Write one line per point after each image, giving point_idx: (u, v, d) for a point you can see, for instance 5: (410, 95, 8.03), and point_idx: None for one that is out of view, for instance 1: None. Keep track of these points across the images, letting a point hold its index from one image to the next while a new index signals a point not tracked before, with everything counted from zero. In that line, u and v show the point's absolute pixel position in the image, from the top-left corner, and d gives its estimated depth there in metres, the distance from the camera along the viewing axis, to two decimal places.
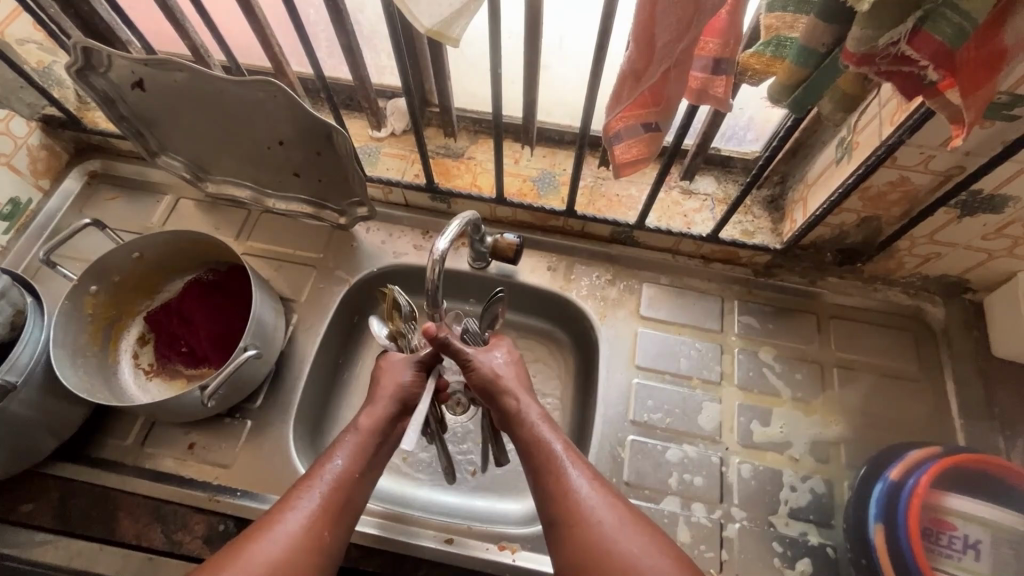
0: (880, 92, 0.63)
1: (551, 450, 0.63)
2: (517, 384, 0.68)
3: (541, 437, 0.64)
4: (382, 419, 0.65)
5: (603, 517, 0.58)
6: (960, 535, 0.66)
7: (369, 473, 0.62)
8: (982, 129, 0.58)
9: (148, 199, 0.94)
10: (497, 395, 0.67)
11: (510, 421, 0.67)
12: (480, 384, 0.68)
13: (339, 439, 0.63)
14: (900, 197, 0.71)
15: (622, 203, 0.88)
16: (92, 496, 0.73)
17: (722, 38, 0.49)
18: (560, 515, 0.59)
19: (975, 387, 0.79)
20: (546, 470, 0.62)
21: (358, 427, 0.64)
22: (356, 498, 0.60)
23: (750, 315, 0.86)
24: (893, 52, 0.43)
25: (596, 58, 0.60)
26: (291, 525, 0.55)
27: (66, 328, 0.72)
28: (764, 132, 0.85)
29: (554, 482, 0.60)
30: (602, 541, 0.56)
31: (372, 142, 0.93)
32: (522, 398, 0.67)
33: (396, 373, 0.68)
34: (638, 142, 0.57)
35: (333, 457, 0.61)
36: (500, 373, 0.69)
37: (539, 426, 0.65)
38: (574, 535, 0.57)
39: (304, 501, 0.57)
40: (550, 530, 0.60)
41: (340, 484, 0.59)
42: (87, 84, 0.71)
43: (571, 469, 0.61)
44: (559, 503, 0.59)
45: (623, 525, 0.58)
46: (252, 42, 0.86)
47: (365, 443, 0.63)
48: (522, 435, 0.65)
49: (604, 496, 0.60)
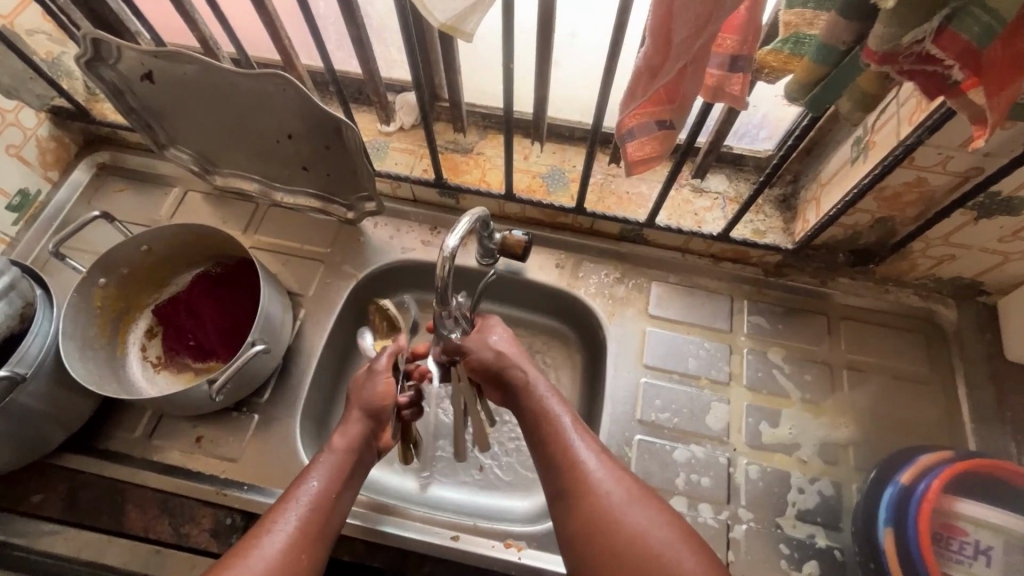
0: (899, 91, 0.62)
1: (554, 424, 0.63)
2: (517, 361, 0.68)
3: (549, 409, 0.65)
4: (356, 438, 0.65)
5: (610, 488, 0.58)
6: (971, 540, 0.65)
7: (345, 493, 0.62)
8: (1004, 131, 0.57)
9: (157, 192, 0.94)
10: (500, 372, 0.68)
11: (516, 394, 0.67)
12: (479, 366, 0.68)
13: (315, 461, 0.63)
14: (916, 198, 0.70)
15: (632, 201, 0.88)
16: (100, 488, 0.74)
17: (740, 35, 0.48)
18: (570, 483, 0.59)
19: (986, 391, 0.79)
20: (554, 440, 0.62)
21: (333, 447, 0.64)
22: (334, 521, 0.60)
23: (759, 315, 0.85)
24: (916, 51, 0.43)
25: (611, 54, 0.60)
26: (268, 549, 0.54)
27: (75, 320, 0.73)
28: (777, 130, 0.84)
29: (563, 452, 0.61)
30: (611, 509, 0.56)
31: (380, 137, 0.93)
32: (530, 373, 0.68)
33: (367, 390, 0.68)
34: (651, 139, 0.57)
35: (309, 478, 0.61)
36: (502, 351, 0.69)
37: (546, 399, 0.66)
38: (583, 505, 0.57)
39: (281, 524, 0.56)
40: (558, 500, 0.59)
41: (318, 505, 0.59)
42: (97, 76, 0.71)
43: (578, 442, 0.61)
44: (567, 471, 0.60)
45: (630, 495, 0.58)
46: (261, 35, 0.86)
47: (341, 462, 0.63)
48: (529, 408, 0.66)
49: (610, 468, 0.60)
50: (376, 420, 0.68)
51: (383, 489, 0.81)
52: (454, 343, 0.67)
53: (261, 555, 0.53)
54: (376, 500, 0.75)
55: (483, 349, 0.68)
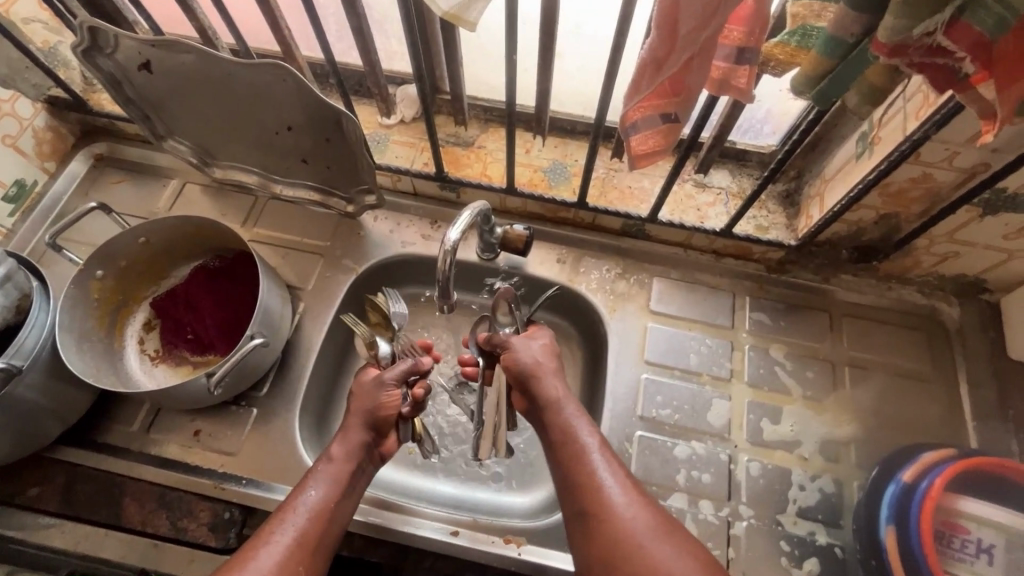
0: (907, 85, 0.61)
1: (582, 445, 0.62)
2: (554, 372, 0.69)
3: (574, 428, 0.64)
4: (355, 446, 0.65)
5: (633, 516, 0.57)
6: (973, 539, 0.65)
7: (344, 502, 0.61)
8: (1012, 126, 0.56)
9: (155, 183, 0.93)
10: (535, 381, 0.68)
11: (545, 408, 0.67)
12: (514, 371, 0.69)
13: (313, 470, 0.62)
14: (921, 194, 0.69)
15: (634, 196, 0.87)
16: (98, 481, 0.73)
17: (747, 26, 0.48)
18: (592, 507, 0.58)
19: (988, 389, 0.78)
20: (577, 462, 0.61)
21: (330, 456, 0.63)
22: (332, 530, 0.59)
23: (762, 312, 0.85)
24: (927, 44, 0.42)
25: (615, 46, 0.59)
26: (264, 559, 0.53)
27: (72, 313, 0.72)
28: (782, 125, 0.83)
29: (585, 475, 0.60)
30: (632, 537, 0.56)
31: (381, 129, 0.92)
32: (562, 387, 0.68)
33: (368, 397, 0.68)
34: (655, 133, 0.56)
35: (307, 489, 0.60)
36: (539, 361, 0.69)
37: (573, 418, 0.65)
38: (603, 529, 0.57)
39: (279, 535, 0.56)
40: (578, 522, 0.59)
41: (317, 515, 0.58)
42: (94, 65, 0.70)
43: (602, 466, 0.61)
44: (589, 495, 0.59)
45: (653, 525, 0.57)
46: (260, 25, 0.85)
47: (339, 472, 0.62)
48: (556, 425, 0.65)
49: (634, 495, 0.59)
50: (376, 428, 0.67)
51: (382, 484, 0.80)
52: (501, 339, 0.72)
53: (258, 565, 0.53)
54: (376, 495, 0.75)
55: (524, 354, 0.70)
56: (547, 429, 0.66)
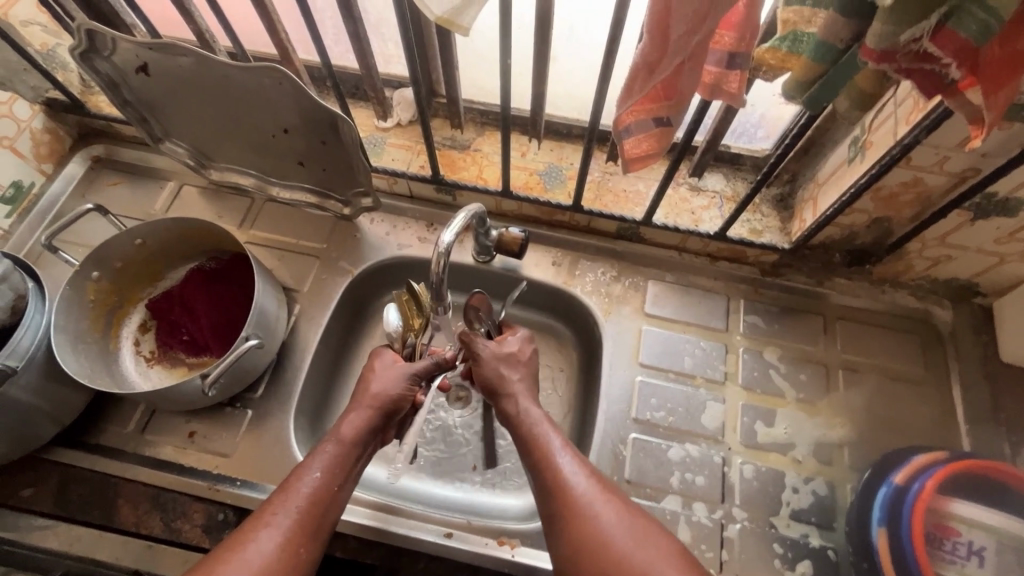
0: (897, 90, 0.62)
1: (550, 448, 0.62)
2: (517, 385, 0.69)
3: (542, 434, 0.64)
4: (362, 428, 0.64)
5: (602, 514, 0.57)
6: (964, 541, 0.65)
7: (346, 485, 0.61)
8: (1001, 131, 0.57)
9: (152, 185, 0.94)
10: (498, 394, 0.69)
11: (507, 420, 0.67)
12: (482, 384, 0.70)
13: (318, 450, 0.62)
14: (912, 198, 0.70)
15: (629, 199, 0.87)
16: (92, 482, 0.73)
17: (739, 32, 0.48)
18: (560, 509, 0.58)
19: (981, 392, 0.79)
20: (543, 467, 0.61)
21: (339, 436, 0.63)
22: (334, 512, 0.59)
23: (756, 315, 0.85)
24: (914, 50, 0.43)
25: (608, 51, 0.59)
26: (264, 544, 0.53)
27: (67, 314, 0.72)
28: (775, 130, 0.84)
29: (552, 478, 0.60)
30: (601, 536, 0.56)
31: (377, 132, 0.92)
32: (521, 398, 0.68)
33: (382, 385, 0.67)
34: (648, 136, 0.56)
35: (310, 470, 0.60)
36: (504, 372, 0.70)
37: (539, 423, 0.65)
38: (572, 529, 0.57)
39: (279, 518, 0.55)
40: (549, 524, 0.59)
41: (318, 498, 0.58)
42: (92, 68, 0.70)
43: (569, 467, 0.61)
44: (557, 497, 0.59)
45: (621, 521, 0.57)
46: (257, 28, 0.85)
47: (343, 455, 0.62)
48: (522, 432, 0.65)
49: (603, 494, 0.59)
50: (388, 413, 0.66)
51: (376, 486, 0.80)
52: (472, 345, 0.69)
53: (259, 550, 0.53)
54: (370, 496, 0.74)
55: (488, 368, 0.69)
56: (512, 435, 0.66)
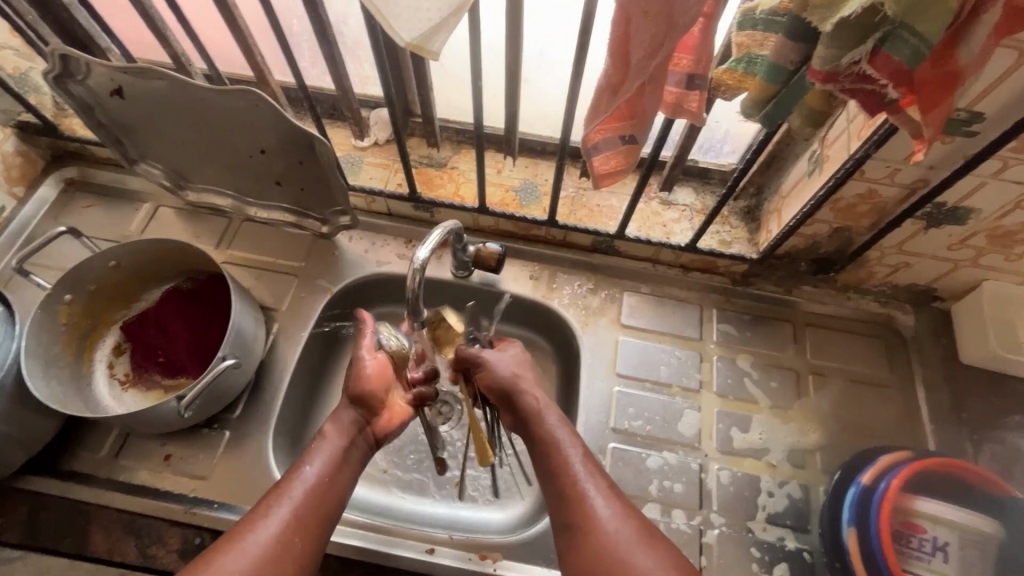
0: (848, 107, 0.65)
1: (567, 455, 0.62)
2: (531, 383, 0.69)
3: (560, 439, 0.64)
4: (343, 422, 0.65)
5: (616, 527, 0.57)
6: (929, 537, 0.67)
7: (342, 476, 0.61)
8: (944, 144, 0.61)
9: (127, 207, 0.93)
10: (513, 394, 0.67)
11: (526, 421, 0.66)
12: (493, 383, 0.68)
13: (311, 446, 0.62)
14: (869, 208, 0.73)
15: (602, 214, 0.90)
16: (63, 510, 0.72)
17: (695, 55, 0.51)
18: (573, 520, 0.58)
19: (943, 393, 0.82)
20: (561, 473, 0.61)
21: (323, 432, 0.64)
22: (333, 504, 0.59)
23: (728, 323, 0.88)
24: (856, 71, 0.45)
25: (576, 71, 0.61)
26: (263, 533, 0.54)
27: (38, 338, 0.71)
28: (740, 144, 0.87)
29: (569, 486, 0.60)
30: (616, 548, 0.56)
31: (355, 151, 0.94)
32: (540, 396, 0.68)
33: (352, 374, 0.68)
34: (616, 154, 0.59)
35: (305, 464, 0.60)
36: (516, 372, 0.69)
37: (556, 427, 0.65)
38: (587, 540, 0.57)
39: (276, 509, 0.56)
40: (562, 535, 0.59)
41: (314, 489, 0.58)
42: (65, 91, 0.71)
43: (587, 478, 0.61)
44: (574, 507, 0.59)
45: (637, 537, 0.57)
46: (234, 51, 0.86)
47: (334, 447, 0.62)
48: (540, 436, 0.65)
49: (618, 506, 0.59)
50: (363, 402, 0.67)
51: (361, 505, 0.80)
52: (471, 353, 0.70)
53: (257, 539, 0.53)
54: (352, 515, 0.74)
55: (499, 366, 0.69)
56: (529, 436, 0.66)
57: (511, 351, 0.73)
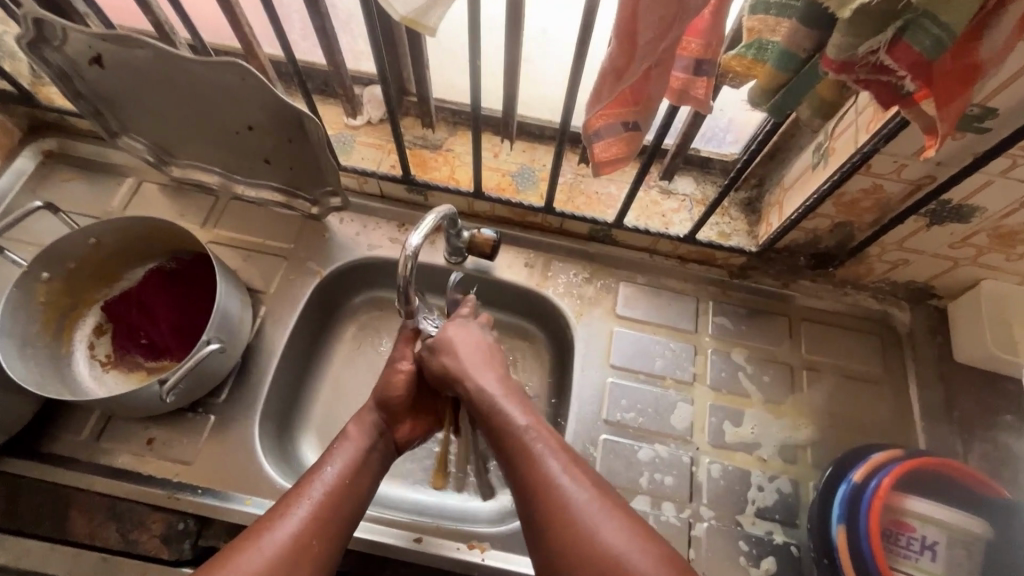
0: (858, 100, 0.63)
1: (519, 429, 0.59)
2: (478, 363, 0.65)
3: (510, 415, 0.60)
4: (368, 424, 0.66)
5: (577, 500, 0.54)
6: (918, 536, 0.68)
7: (362, 479, 0.61)
8: (954, 140, 0.59)
9: (109, 182, 0.90)
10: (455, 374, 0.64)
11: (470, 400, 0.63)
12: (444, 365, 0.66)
13: (331, 447, 0.63)
14: (873, 204, 0.72)
15: (600, 202, 0.88)
16: (43, 493, 0.70)
17: (705, 39, 0.48)
18: (530, 497, 0.55)
19: (935, 392, 0.82)
20: (514, 450, 0.57)
21: (348, 434, 0.64)
22: (352, 507, 0.59)
23: (724, 316, 0.87)
24: (872, 62, 0.43)
25: (579, 53, 0.59)
26: (281, 534, 0.53)
27: (15, 317, 0.69)
28: (744, 134, 0.85)
29: (523, 462, 0.56)
30: (577, 522, 0.52)
31: (347, 130, 0.91)
32: (481, 376, 0.64)
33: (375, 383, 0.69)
34: (617, 141, 0.56)
35: (326, 464, 0.60)
36: (461, 351, 0.66)
37: (505, 404, 0.61)
38: (547, 517, 0.53)
39: (296, 510, 0.55)
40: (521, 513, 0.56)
41: (334, 490, 0.58)
42: (40, 58, 0.67)
43: (542, 450, 0.57)
44: (530, 483, 0.55)
45: (598, 508, 0.53)
46: (220, 19, 0.82)
47: (356, 449, 0.63)
48: (488, 414, 0.61)
49: (577, 478, 0.56)
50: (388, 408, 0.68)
51: None
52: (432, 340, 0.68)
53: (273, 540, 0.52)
54: None
55: (449, 345, 0.66)
56: (483, 418, 0.62)
57: (463, 326, 0.69)
